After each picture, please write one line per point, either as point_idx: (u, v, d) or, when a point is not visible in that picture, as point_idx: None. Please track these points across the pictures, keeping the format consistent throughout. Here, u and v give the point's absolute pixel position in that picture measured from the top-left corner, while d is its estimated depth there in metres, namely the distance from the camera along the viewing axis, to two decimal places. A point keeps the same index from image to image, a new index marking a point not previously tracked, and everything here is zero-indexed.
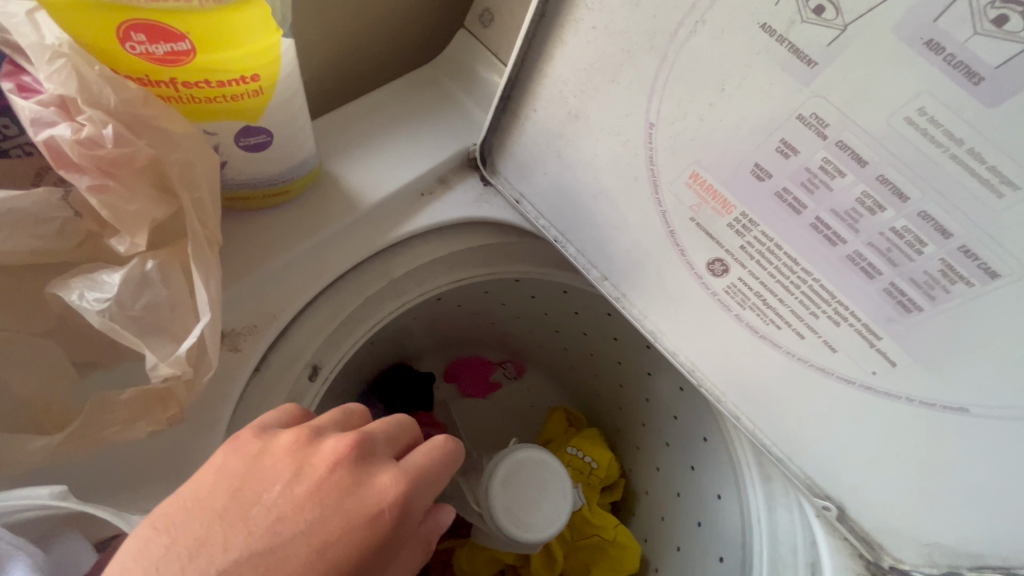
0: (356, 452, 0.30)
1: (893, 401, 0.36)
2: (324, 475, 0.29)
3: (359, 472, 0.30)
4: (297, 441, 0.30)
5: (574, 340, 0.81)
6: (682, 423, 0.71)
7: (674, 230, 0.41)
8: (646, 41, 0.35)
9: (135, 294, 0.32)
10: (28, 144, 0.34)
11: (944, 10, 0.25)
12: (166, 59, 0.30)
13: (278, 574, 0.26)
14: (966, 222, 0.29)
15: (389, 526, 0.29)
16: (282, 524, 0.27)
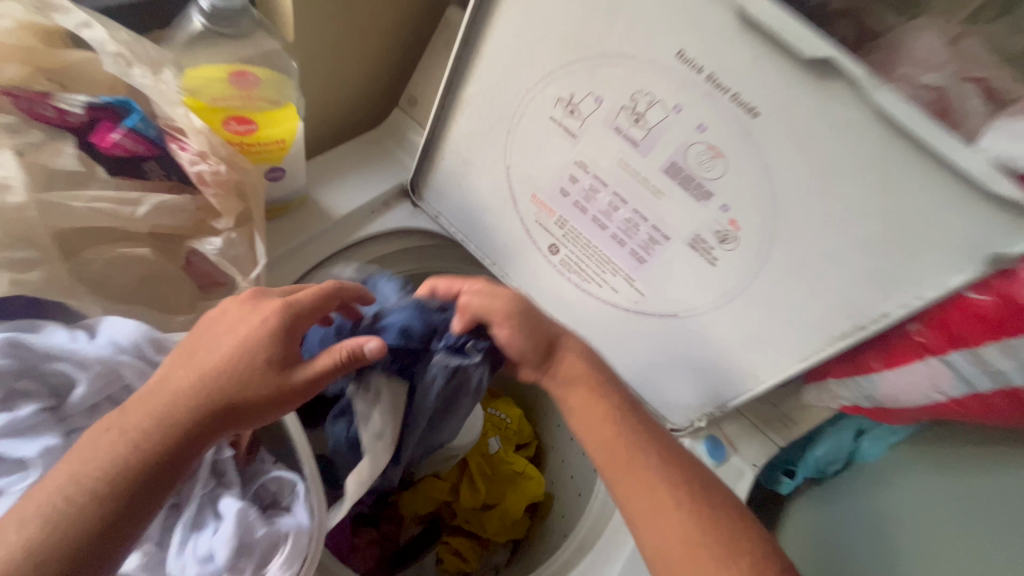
0: (258, 289, 0.47)
1: (648, 317, 0.65)
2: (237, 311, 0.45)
3: (261, 297, 0.47)
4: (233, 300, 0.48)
5: None
6: None
7: (528, 228, 0.68)
8: (499, 122, 0.64)
9: None
10: (169, 176, 0.47)
11: (616, 114, 0.55)
12: (244, 132, 0.51)
13: (213, 356, 0.43)
14: (652, 212, 0.57)
15: (277, 321, 0.44)
16: (214, 333, 0.44)
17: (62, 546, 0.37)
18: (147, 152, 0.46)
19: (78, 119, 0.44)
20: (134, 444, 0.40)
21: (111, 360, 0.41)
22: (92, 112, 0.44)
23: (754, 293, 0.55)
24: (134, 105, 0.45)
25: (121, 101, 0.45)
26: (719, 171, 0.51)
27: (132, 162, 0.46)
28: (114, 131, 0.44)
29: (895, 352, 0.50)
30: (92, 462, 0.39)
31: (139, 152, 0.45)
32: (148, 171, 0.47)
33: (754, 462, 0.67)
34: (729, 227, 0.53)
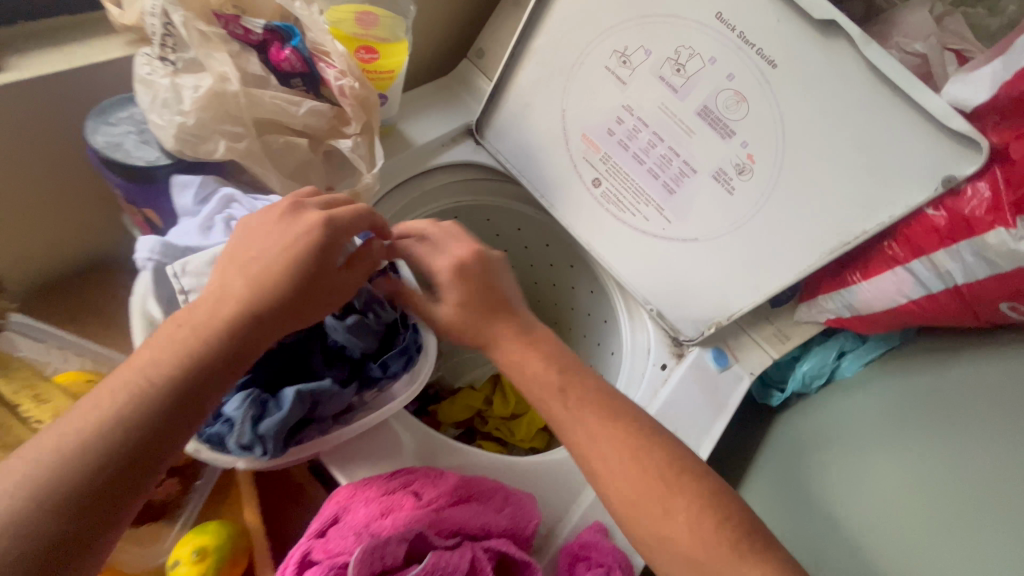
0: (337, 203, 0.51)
1: (673, 241, 0.78)
2: (263, 223, 0.47)
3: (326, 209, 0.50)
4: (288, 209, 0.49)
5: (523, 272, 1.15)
6: (595, 318, 1.04)
7: (576, 164, 0.81)
8: (561, 71, 0.76)
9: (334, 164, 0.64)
10: (316, 91, 0.60)
11: (661, 65, 0.67)
12: (368, 61, 0.65)
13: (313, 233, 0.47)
14: (684, 150, 0.70)
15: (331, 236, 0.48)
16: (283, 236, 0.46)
17: (191, 384, 0.41)
18: (303, 69, 0.58)
19: (258, 40, 0.56)
20: (179, 349, 0.41)
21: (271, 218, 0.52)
22: (266, 34, 0.56)
23: (761, 217, 0.68)
24: (294, 29, 0.57)
25: (287, 27, 0.56)
26: (741, 114, 0.64)
27: (294, 79, 0.58)
28: (283, 49, 0.56)
29: (873, 265, 0.63)
30: (213, 317, 0.43)
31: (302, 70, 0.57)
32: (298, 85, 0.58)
33: (751, 369, 0.81)
34: (747, 161, 0.66)
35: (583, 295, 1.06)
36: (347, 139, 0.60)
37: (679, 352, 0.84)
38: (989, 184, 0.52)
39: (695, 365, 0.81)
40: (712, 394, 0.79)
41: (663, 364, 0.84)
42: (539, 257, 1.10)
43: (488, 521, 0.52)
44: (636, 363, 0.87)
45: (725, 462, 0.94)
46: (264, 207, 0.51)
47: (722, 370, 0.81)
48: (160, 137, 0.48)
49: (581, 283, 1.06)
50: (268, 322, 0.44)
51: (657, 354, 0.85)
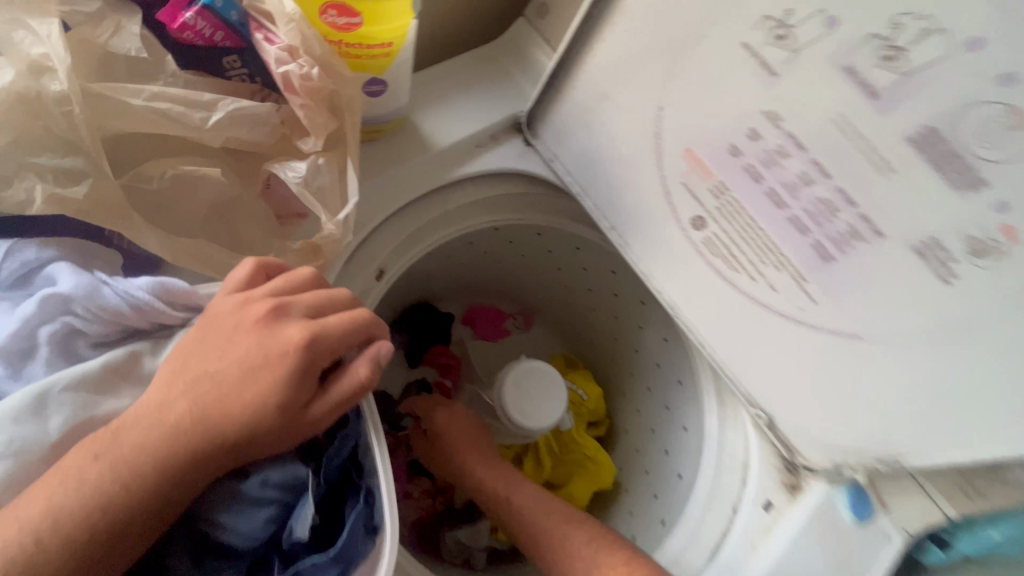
0: (270, 312, 0.36)
1: (815, 332, 0.49)
2: (244, 331, 0.36)
3: (274, 323, 0.36)
4: (267, 312, 0.36)
5: (579, 295, 0.96)
6: (662, 370, 0.86)
7: (670, 192, 0.54)
8: (663, 45, 0.47)
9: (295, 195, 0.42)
10: (249, 77, 0.39)
11: (856, 47, 0.38)
12: (343, 27, 0.41)
13: (262, 351, 0.35)
14: (868, 197, 0.41)
15: (292, 361, 0.35)
16: (238, 350, 0.35)
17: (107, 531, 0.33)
18: (222, 44, 0.37)
19: None
20: (109, 481, 0.33)
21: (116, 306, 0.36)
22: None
23: (1000, 329, 0.40)
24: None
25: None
26: (1012, 150, 0.35)
27: (212, 57, 0.38)
28: (184, 8, 0.35)
29: None
30: (122, 450, 0.33)
31: (222, 44, 0.36)
32: (229, 70, 0.39)
33: (906, 526, 0.53)
34: (997, 236, 0.37)
35: (651, 339, 0.87)
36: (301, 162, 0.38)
37: (793, 483, 0.56)
38: None
39: (820, 515, 0.53)
40: (843, 565, 0.52)
41: (766, 501, 0.57)
42: (601, 285, 0.91)
43: None
44: (723, 480, 0.62)
45: None
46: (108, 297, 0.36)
47: (860, 525, 0.53)
48: None
49: (651, 326, 0.87)
50: (200, 461, 0.34)
51: (759, 482, 0.58)
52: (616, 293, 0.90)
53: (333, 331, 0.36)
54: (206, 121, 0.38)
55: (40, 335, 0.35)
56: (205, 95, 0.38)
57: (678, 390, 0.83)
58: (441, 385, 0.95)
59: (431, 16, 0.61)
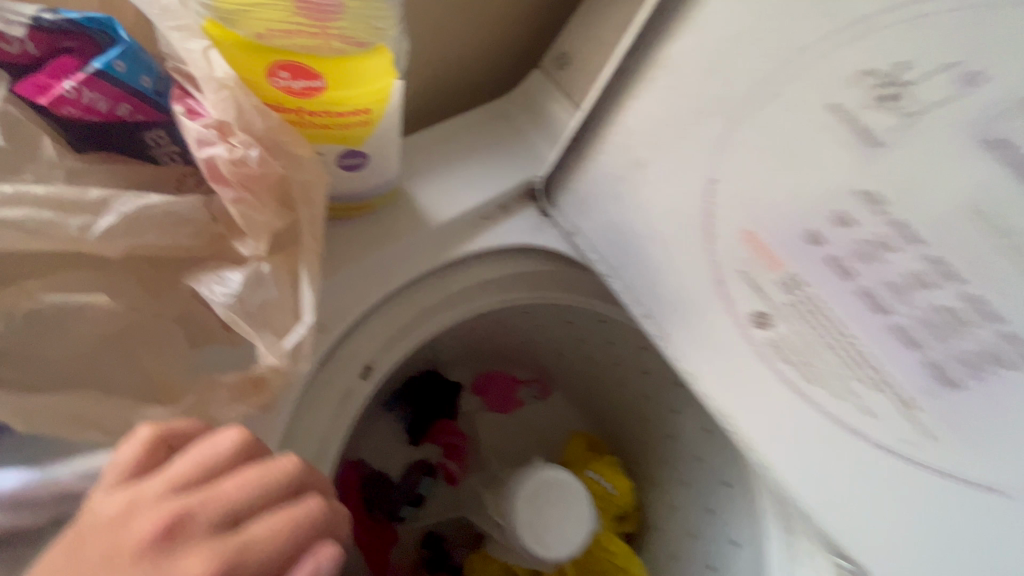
0: (166, 529, 0.26)
1: (925, 471, 0.38)
2: (122, 563, 0.25)
3: (168, 544, 0.25)
4: (162, 531, 0.25)
5: (603, 367, 0.82)
6: (704, 464, 0.72)
7: (722, 280, 0.42)
8: (715, 104, 0.37)
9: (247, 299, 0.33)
10: (180, 153, 0.35)
11: (1001, 117, 0.28)
12: (301, 92, 0.32)
13: None
14: (1014, 310, 0.31)
15: None
16: None
17: None
18: (132, 119, 0.32)
19: (31, 54, 0.30)
20: None
21: None
22: (40, 43, 0.29)
23: None
24: (121, 43, 0.31)
25: (99, 23, 0.30)
26: None
27: (125, 133, 0.33)
28: (60, 79, 0.30)
29: None
30: None
31: (130, 117, 0.32)
32: (154, 147, 0.34)
33: None
34: None
35: (690, 428, 0.73)
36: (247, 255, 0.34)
37: None
38: None
39: None
40: None
41: None
42: (628, 360, 0.76)
43: None
44: None
45: None
46: None
47: None
48: None
49: (688, 412, 0.73)
50: None
51: None
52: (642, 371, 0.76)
53: (255, 552, 0.27)
54: (90, 229, 0.31)
55: None
56: (91, 193, 0.31)
57: (723, 492, 0.69)
58: (445, 469, 0.83)
59: (427, 75, 0.54)
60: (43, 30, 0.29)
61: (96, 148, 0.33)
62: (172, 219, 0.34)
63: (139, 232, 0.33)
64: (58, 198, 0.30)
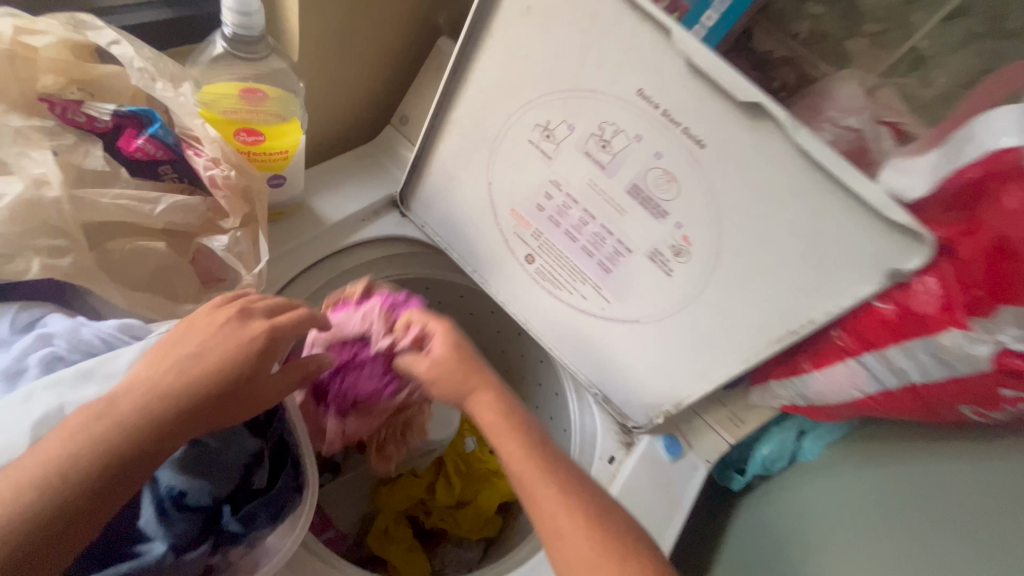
0: (237, 311, 0.45)
1: (613, 324, 0.71)
2: (207, 329, 0.42)
3: (240, 320, 0.44)
4: (233, 314, 0.44)
5: None
6: None
7: (507, 238, 0.75)
8: (483, 143, 0.71)
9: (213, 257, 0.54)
10: (181, 179, 0.51)
11: (586, 140, 0.62)
12: (252, 143, 0.56)
13: (234, 339, 0.43)
14: (617, 228, 0.64)
15: (260, 346, 0.43)
16: (203, 345, 0.41)
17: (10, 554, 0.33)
18: (164, 156, 0.49)
19: (108, 125, 0.47)
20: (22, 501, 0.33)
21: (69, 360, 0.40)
22: (117, 119, 0.47)
23: (704, 302, 0.62)
24: (154, 114, 0.49)
25: (146, 111, 0.48)
26: (674, 192, 0.58)
27: (155, 165, 0.49)
28: (136, 137, 0.48)
29: (822, 356, 0.57)
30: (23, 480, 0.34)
31: (163, 155, 0.49)
32: (168, 173, 0.50)
33: (708, 457, 0.74)
34: (682, 242, 0.60)
35: (531, 364, 1.01)
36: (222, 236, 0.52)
37: (628, 440, 0.76)
38: (938, 279, 0.45)
39: (644, 458, 0.73)
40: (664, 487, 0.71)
41: (610, 456, 0.76)
42: None
43: None
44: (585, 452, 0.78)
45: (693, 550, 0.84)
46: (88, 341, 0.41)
47: (675, 461, 0.73)
48: None
49: None
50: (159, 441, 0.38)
51: (605, 443, 0.77)
52: None
53: (284, 321, 0.46)
54: (155, 211, 0.47)
55: (29, 360, 0.39)
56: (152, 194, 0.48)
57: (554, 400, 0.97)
58: None
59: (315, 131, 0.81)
60: (116, 112, 0.47)
61: (141, 173, 0.49)
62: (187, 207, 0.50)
63: (179, 214, 0.49)
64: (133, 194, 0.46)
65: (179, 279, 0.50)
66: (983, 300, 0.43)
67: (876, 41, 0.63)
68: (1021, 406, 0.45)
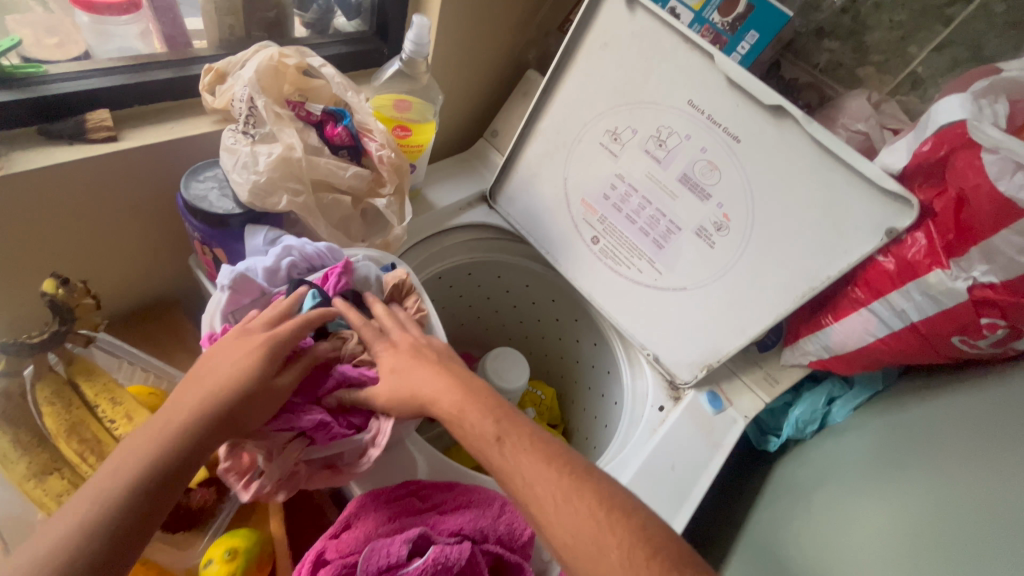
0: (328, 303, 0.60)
1: (663, 291, 0.86)
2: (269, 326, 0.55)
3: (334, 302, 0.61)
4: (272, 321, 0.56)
5: (530, 326, 1.19)
6: (597, 368, 1.07)
7: (577, 223, 0.92)
8: (562, 147, 0.90)
9: (368, 215, 0.74)
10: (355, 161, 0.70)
11: (646, 141, 0.80)
12: (401, 137, 0.76)
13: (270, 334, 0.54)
14: (670, 209, 0.81)
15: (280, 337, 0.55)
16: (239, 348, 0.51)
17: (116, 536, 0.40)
18: (349, 142, 0.68)
19: (318, 119, 0.68)
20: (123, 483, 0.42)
21: (304, 249, 0.62)
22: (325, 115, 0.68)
23: (740, 268, 0.77)
24: (345, 112, 0.69)
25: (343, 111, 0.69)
26: (715, 180, 0.75)
27: (342, 148, 0.69)
28: (336, 127, 0.68)
29: (839, 310, 0.71)
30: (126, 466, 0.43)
31: (348, 141, 0.68)
32: (348, 154, 0.69)
33: (746, 412, 0.85)
34: (722, 219, 0.76)
35: (586, 348, 1.09)
36: (382, 198, 0.72)
37: (676, 394, 0.89)
38: (924, 233, 0.60)
39: (690, 407, 0.85)
40: (706, 432, 0.83)
41: (660, 405, 0.88)
42: (547, 313, 1.15)
43: (485, 526, 0.56)
44: (636, 405, 0.92)
45: (735, 505, 0.93)
46: (312, 247, 0.62)
47: (718, 412, 0.84)
48: (238, 191, 0.61)
49: (584, 337, 1.09)
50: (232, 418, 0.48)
51: (656, 395, 0.90)
52: (557, 319, 1.14)
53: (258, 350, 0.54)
54: (350, 174, 0.68)
55: (282, 263, 0.61)
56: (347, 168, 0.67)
57: (608, 378, 1.04)
58: None
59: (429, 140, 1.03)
60: (322, 110, 0.68)
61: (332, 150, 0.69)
62: (362, 175, 0.69)
63: (359, 181, 0.69)
64: (334, 166, 0.66)
65: (355, 224, 0.72)
66: (955, 243, 0.58)
67: (881, 69, 0.80)
68: (998, 332, 0.58)
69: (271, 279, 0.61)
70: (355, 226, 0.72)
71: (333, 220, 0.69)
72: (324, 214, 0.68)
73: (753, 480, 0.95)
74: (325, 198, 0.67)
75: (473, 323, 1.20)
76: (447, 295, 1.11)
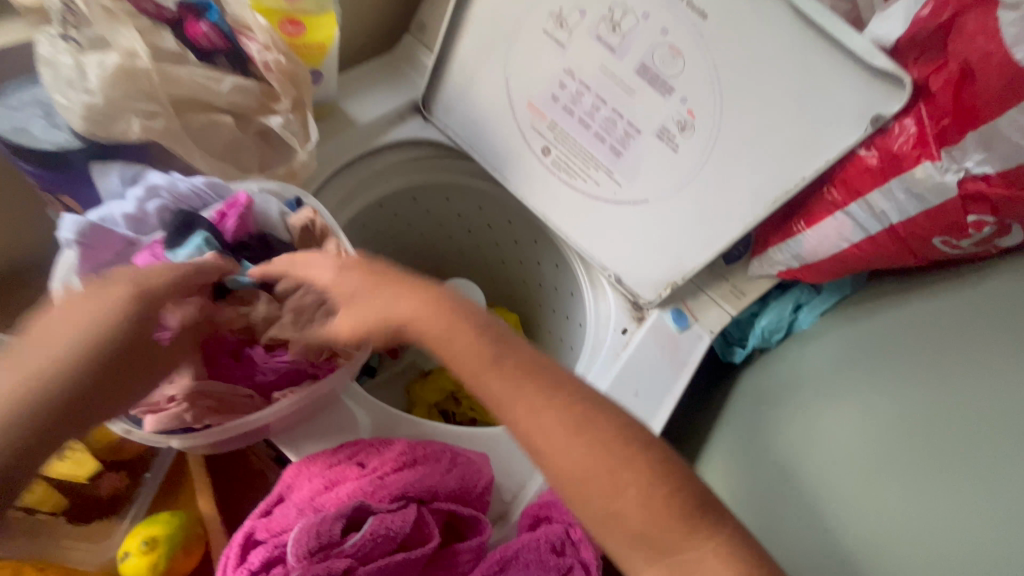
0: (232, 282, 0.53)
1: (623, 204, 0.77)
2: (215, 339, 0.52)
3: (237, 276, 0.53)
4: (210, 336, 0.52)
5: (486, 250, 1.10)
6: (560, 290, 1.01)
7: (524, 132, 0.80)
8: (501, 38, 0.75)
9: (262, 142, 0.59)
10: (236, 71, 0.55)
11: (597, 23, 0.67)
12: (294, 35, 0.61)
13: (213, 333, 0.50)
14: (626, 109, 0.69)
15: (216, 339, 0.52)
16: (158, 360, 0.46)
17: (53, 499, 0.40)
18: (223, 45, 0.54)
19: (173, 16, 0.53)
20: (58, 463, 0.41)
21: (173, 184, 0.51)
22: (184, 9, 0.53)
23: (705, 173, 0.68)
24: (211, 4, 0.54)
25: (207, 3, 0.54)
26: (676, 70, 0.64)
27: (212, 52, 0.54)
28: (200, 24, 0.53)
29: (813, 215, 0.64)
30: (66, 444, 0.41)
31: (220, 43, 0.54)
32: (222, 61, 0.55)
33: (711, 328, 0.80)
34: (686, 116, 0.66)
35: (548, 269, 1.02)
36: (277, 116, 0.57)
37: (639, 315, 0.84)
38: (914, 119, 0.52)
39: (655, 327, 0.80)
40: (671, 352, 0.79)
41: (624, 327, 0.83)
42: (503, 235, 1.05)
43: (433, 484, 0.51)
44: (599, 328, 0.86)
45: (700, 416, 0.93)
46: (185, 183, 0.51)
47: (683, 330, 0.80)
48: (69, 119, 0.48)
49: (545, 258, 1.01)
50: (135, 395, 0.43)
51: (620, 317, 0.85)
52: (514, 241, 1.05)
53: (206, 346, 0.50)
54: (225, 88, 0.54)
55: (149, 207, 0.50)
56: (222, 83, 0.54)
57: (571, 300, 0.98)
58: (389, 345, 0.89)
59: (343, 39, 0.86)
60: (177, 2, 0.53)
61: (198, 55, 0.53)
62: (242, 88, 0.55)
63: (241, 95, 0.55)
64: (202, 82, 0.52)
65: (246, 151, 0.58)
66: (950, 128, 0.50)
67: None
68: (983, 229, 0.52)
69: (138, 227, 0.51)
70: (251, 155, 0.59)
71: (215, 149, 0.55)
72: (201, 143, 0.54)
73: (718, 391, 0.94)
74: (196, 120, 0.53)
75: (423, 252, 1.10)
76: (389, 223, 0.99)
